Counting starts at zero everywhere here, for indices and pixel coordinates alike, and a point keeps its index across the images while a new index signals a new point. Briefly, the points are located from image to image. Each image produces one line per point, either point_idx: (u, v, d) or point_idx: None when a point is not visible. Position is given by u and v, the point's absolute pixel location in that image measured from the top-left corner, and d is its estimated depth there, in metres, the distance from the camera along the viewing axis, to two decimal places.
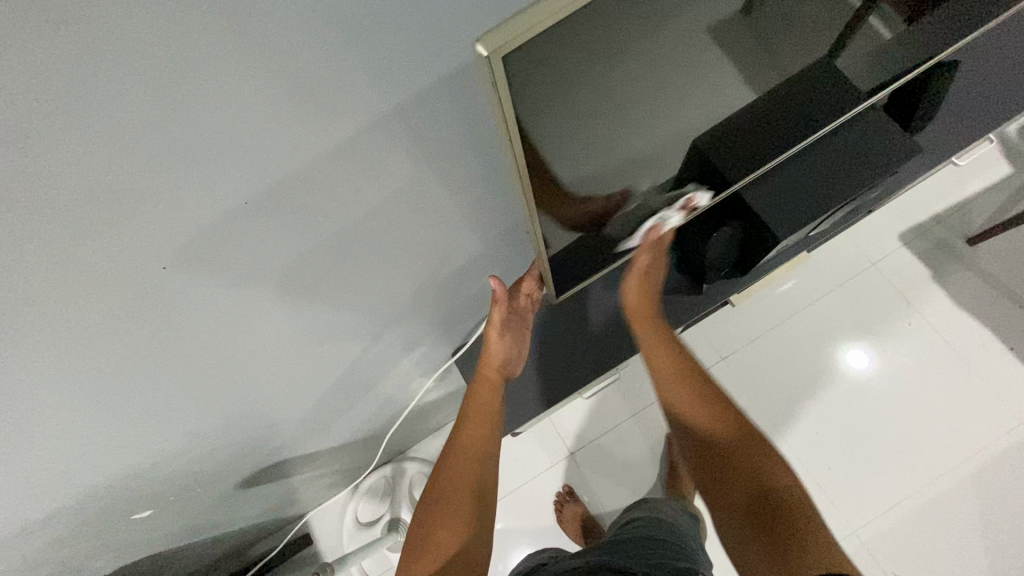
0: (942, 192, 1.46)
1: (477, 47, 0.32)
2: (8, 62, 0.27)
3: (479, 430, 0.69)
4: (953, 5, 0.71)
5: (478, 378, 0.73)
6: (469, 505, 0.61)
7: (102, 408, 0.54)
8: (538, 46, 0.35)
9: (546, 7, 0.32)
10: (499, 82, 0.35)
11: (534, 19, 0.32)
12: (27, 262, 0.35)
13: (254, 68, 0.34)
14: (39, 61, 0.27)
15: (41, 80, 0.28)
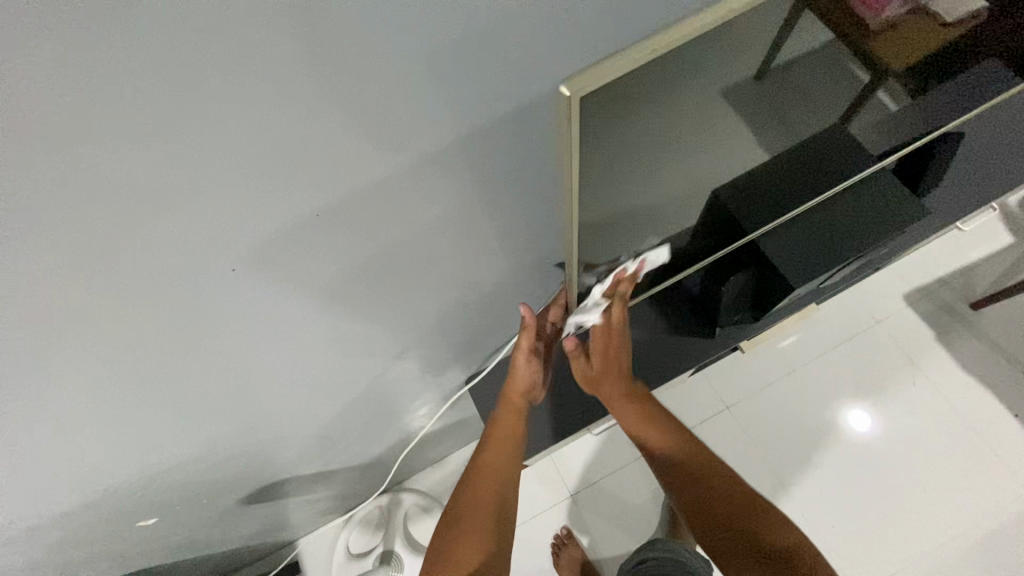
0: (947, 256, 1.50)
1: (560, 88, 0.37)
2: (128, 69, 0.30)
3: (501, 451, 0.70)
4: (957, 83, 0.77)
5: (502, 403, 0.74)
6: (489, 524, 0.62)
7: (132, 405, 0.55)
8: (604, 93, 0.40)
9: (617, 61, 0.37)
10: (566, 120, 0.40)
11: (607, 69, 0.37)
12: (104, 250, 0.38)
13: (333, 93, 0.38)
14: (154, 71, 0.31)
15: (153, 86, 0.32)
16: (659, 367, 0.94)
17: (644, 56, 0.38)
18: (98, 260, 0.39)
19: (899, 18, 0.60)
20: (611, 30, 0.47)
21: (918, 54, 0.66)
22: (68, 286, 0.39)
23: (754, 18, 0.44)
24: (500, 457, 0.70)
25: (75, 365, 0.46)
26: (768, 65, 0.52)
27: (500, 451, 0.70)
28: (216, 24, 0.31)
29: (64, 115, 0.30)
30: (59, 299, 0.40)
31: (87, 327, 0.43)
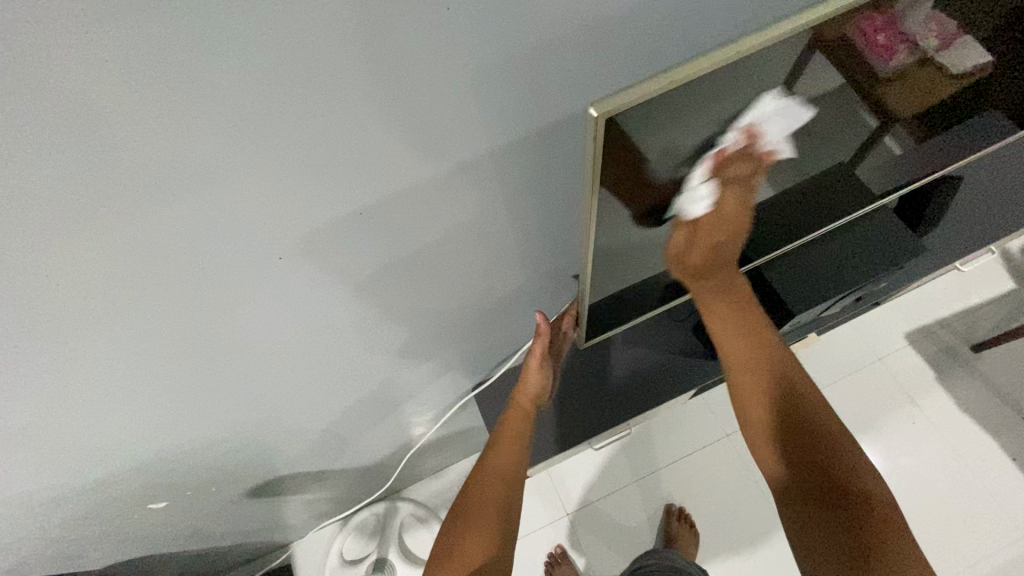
0: (948, 298, 1.53)
1: (589, 110, 0.41)
2: (207, 71, 0.34)
3: (507, 453, 0.72)
4: (959, 130, 0.81)
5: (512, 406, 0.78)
6: (495, 522, 0.65)
7: (160, 384, 0.58)
8: (627, 117, 0.44)
9: (640, 88, 0.42)
10: (590, 142, 0.44)
11: (631, 94, 0.42)
12: (160, 233, 0.42)
13: (379, 103, 0.42)
14: (228, 75, 0.35)
15: (226, 88, 0.35)
16: (659, 385, 0.97)
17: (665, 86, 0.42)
18: (153, 239, 0.42)
19: (908, 67, 0.63)
20: (635, 58, 0.51)
21: (923, 102, 0.71)
22: (121, 261, 0.42)
23: (767, 60, 0.48)
24: (506, 457, 0.72)
25: (115, 337, 0.49)
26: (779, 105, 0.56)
27: (506, 451, 0.72)
28: (286, 36, 0.35)
29: (147, 105, 0.34)
30: (113, 272, 0.43)
31: (132, 301, 0.46)
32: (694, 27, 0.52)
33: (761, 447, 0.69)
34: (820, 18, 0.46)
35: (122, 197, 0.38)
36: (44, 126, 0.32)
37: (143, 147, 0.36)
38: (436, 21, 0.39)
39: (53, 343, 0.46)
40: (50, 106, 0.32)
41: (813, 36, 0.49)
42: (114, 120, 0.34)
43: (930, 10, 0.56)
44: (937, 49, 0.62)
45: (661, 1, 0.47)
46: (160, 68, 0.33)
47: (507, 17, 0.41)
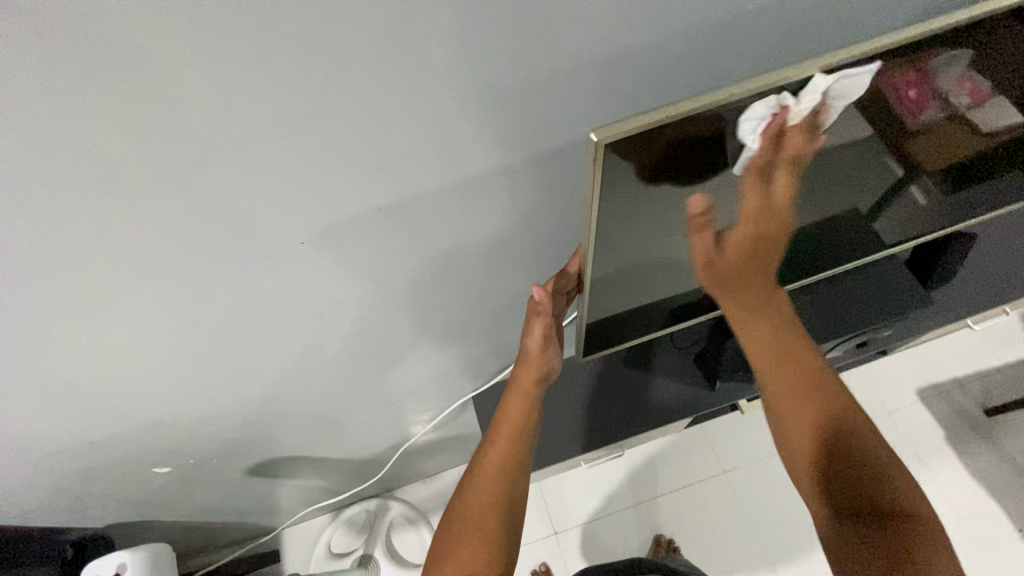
0: (963, 358, 1.50)
1: (591, 135, 0.44)
2: (259, 70, 0.39)
3: (506, 446, 0.71)
4: (982, 189, 0.82)
5: (511, 392, 0.76)
6: (493, 521, 0.66)
7: (180, 350, 0.63)
8: (633, 144, 0.47)
9: (644, 117, 0.44)
10: (596, 163, 0.47)
11: (635, 123, 0.44)
12: (198, 209, 0.47)
13: (408, 112, 0.46)
14: (275, 74, 0.40)
15: (272, 85, 0.40)
16: (656, 409, 0.98)
17: (668, 117, 0.45)
18: (192, 210, 0.46)
19: (938, 122, 0.64)
20: (654, 86, 0.55)
21: (947, 159, 0.72)
22: (162, 225, 0.47)
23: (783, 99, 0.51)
24: (505, 450, 0.71)
25: (146, 298, 0.53)
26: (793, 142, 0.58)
27: (504, 446, 0.71)
28: (329, 45, 0.39)
29: (201, 85, 0.38)
30: (153, 235, 0.47)
31: (167, 266, 0.51)
32: (712, 62, 0.55)
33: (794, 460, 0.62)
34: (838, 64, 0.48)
35: (169, 166, 0.42)
36: (112, 96, 0.37)
37: (194, 123, 0.40)
38: (468, 35, 0.43)
39: (92, 296, 0.50)
40: (119, 78, 0.36)
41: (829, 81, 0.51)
42: (172, 96, 0.38)
43: (964, 69, 0.58)
44: (970, 106, 0.63)
45: (677, 42, 0.51)
46: (219, 58, 0.37)
47: (534, 37, 0.45)
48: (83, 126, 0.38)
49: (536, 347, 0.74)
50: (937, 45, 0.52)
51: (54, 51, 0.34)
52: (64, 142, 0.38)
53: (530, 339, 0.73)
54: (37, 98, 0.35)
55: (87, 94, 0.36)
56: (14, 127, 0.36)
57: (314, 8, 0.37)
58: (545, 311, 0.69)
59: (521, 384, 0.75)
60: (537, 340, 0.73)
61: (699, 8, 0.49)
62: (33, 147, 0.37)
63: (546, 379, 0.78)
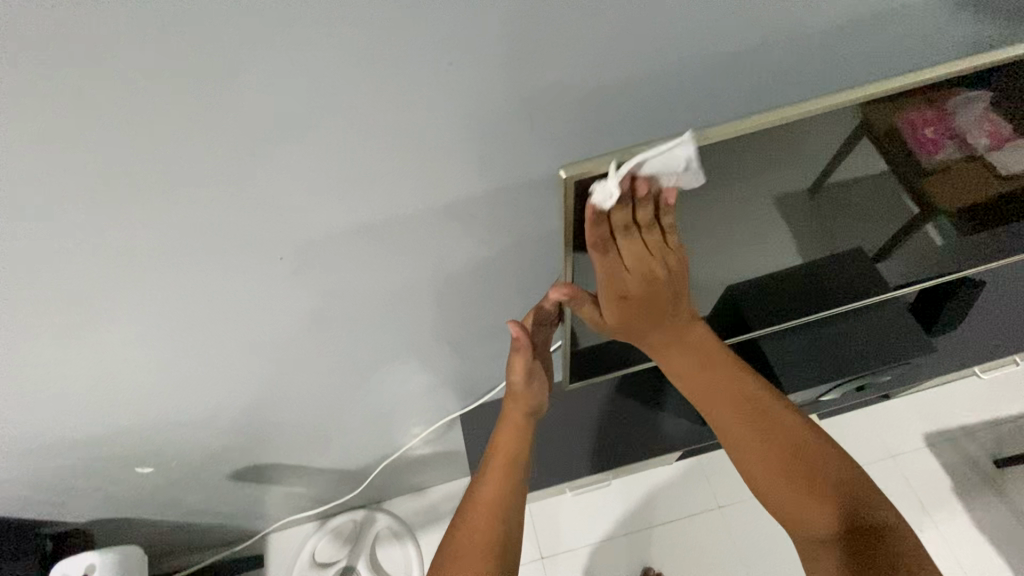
0: (974, 406, 1.45)
1: (559, 171, 0.44)
2: (242, 88, 0.39)
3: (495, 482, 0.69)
4: (993, 234, 0.79)
5: (499, 428, 0.75)
6: (484, 558, 0.63)
7: (163, 354, 0.63)
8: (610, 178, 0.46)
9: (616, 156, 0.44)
10: (569, 198, 0.46)
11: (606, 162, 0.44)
12: (182, 218, 0.47)
13: (392, 133, 0.46)
14: (256, 92, 0.40)
15: (254, 102, 0.40)
16: (644, 441, 0.96)
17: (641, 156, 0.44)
18: (173, 219, 0.47)
19: (955, 163, 0.63)
20: (644, 112, 0.54)
21: (955, 203, 0.70)
22: (137, 231, 0.47)
23: (765, 140, 0.50)
24: (494, 485, 0.69)
25: (121, 300, 0.53)
26: (778, 183, 0.58)
27: (494, 483, 0.69)
28: (309, 67, 0.40)
29: (168, 90, 0.38)
30: (129, 239, 0.47)
31: (141, 270, 0.50)
32: (704, 92, 0.54)
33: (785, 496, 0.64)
34: (819, 108, 0.48)
35: (138, 169, 0.42)
36: (94, 105, 0.37)
37: (176, 133, 0.41)
38: (449, 54, 0.42)
39: (67, 296, 0.50)
40: (100, 88, 0.37)
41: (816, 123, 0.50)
42: (141, 99, 0.38)
43: (986, 112, 0.57)
44: (989, 150, 0.62)
45: (668, 74, 0.51)
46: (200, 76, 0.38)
47: (518, 61, 0.44)
48: (64, 136, 0.38)
49: (521, 381, 0.73)
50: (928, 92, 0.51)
51: (18, 51, 0.33)
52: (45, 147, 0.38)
53: (516, 375, 0.73)
54: (6, 101, 0.35)
55: (67, 100, 0.36)
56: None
57: (295, 28, 0.37)
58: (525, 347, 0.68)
59: (511, 417, 0.75)
60: (520, 375, 0.73)
61: (692, 42, 0.48)
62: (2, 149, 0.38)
63: (536, 411, 0.77)
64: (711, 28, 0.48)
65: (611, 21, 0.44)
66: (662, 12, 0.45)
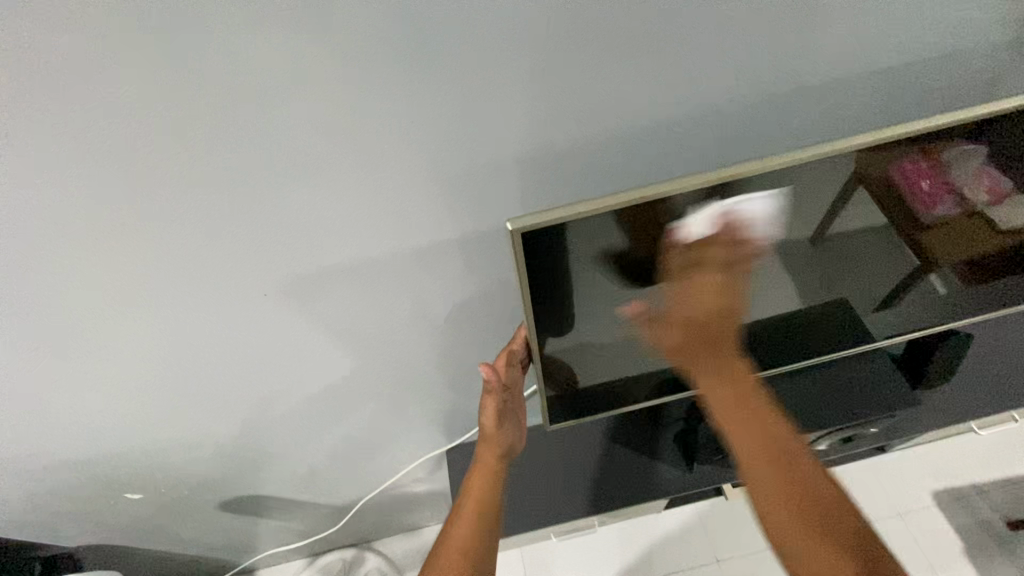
0: (987, 463, 1.40)
1: (507, 223, 0.49)
2: (233, 139, 0.45)
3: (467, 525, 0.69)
4: (976, 288, 0.80)
5: (473, 471, 0.76)
6: None
7: (156, 381, 0.66)
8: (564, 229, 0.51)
9: (555, 210, 0.49)
10: (520, 247, 0.51)
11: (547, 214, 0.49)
12: (177, 253, 0.52)
13: (370, 182, 0.51)
14: (246, 144, 0.45)
15: (242, 151, 0.46)
16: (627, 487, 0.95)
17: (580, 209, 0.49)
18: (174, 254, 0.52)
19: (955, 218, 0.67)
20: (610, 168, 0.57)
21: (935, 256, 0.72)
22: (138, 264, 0.51)
23: (713, 199, 0.54)
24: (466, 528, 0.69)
25: (119, 328, 0.57)
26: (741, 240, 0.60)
27: (466, 526, 0.69)
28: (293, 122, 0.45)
29: (169, 141, 0.44)
30: (129, 271, 0.52)
31: (132, 298, 0.55)
32: (668, 153, 0.58)
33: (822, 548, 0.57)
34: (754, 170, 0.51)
35: (128, 206, 0.47)
36: (104, 153, 0.43)
37: (174, 178, 0.46)
38: (416, 115, 0.47)
39: (63, 322, 0.54)
40: (110, 139, 0.42)
41: (763, 181, 0.53)
42: (145, 149, 0.44)
43: (981, 163, 0.60)
44: (988, 204, 0.66)
45: (632, 136, 0.54)
46: (196, 129, 0.43)
47: (478, 118, 0.48)
48: (78, 178, 0.44)
49: (491, 426, 0.75)
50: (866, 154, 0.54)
51: (43, 108, 0.40)
52: (60, 188, 0.44)
53: (486, 419, 0.75)
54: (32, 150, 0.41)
55: (81, 148, 0.42)
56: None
57: (280, 92, 0.43)
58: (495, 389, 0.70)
59: (482, 463, 0.76)
60: (491, 418, 0.74)
61: (652, 108, 0.52)
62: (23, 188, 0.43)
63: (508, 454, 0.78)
64: (667, 96, 0.52)
65: (564, 85, 0.48)
66: (614, 78, 0.49)
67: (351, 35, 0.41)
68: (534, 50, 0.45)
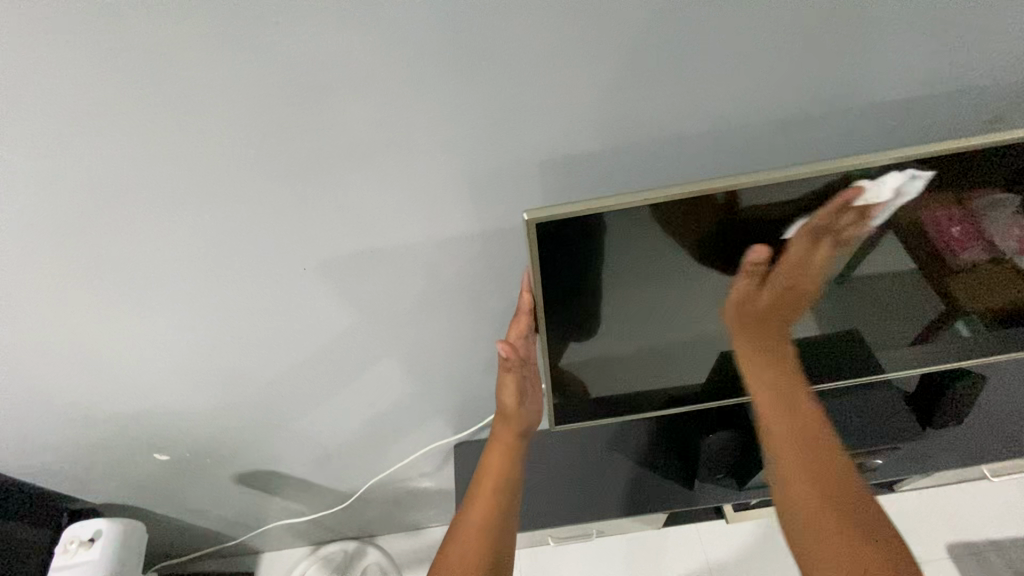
0: (1009, 519, 1.35)
1: (525, 214, 0.52)
2: (282, 126, 0.50)
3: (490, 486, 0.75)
4: (997, 330, 0.80)
5: (496, 438, 0.79)
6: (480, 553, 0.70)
7: (192, 346, 0.72)
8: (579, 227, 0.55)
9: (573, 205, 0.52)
10: (534, 238, 0.54)
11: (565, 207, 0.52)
12: (226, 226, 0.57)
13: (401, 174, 0.56)
14: (294, 131, 0.50)
15: (290, 139, 0.51)
16: (627, 495, 0.97)
17: (597, 205, 0.52)
18: (222, 227, 0.57)
19: (982, 264, 0.69)
20: (627, 176, 0.60)
21: (958, 294, 0.73)
22: (190, 233, 0.57)
23: (726, 207, 0.56)
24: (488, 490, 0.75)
25: (167, 290, 0.63)
26: (746, 258, 0.63)
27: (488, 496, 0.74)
28: (337, 116, 0.50)
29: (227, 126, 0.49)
30: (182, 239, 0.58)
31: (184, 266, 0.61)
32: (684, 167, 0.61)
33: (795, 489, 0.63)
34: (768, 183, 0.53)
35: (188, 180, 0.52)
36: (168, 133, 0.48)
37: (228, 158, 0.51)
38: (448, 116, 0.51)
39: (121, 282, 0.61)
40: (176, 121, 0.48)
41: (774, 195, 0.55)
42: (205, 131, 0.49)
43: (1013, 214, 0.63)
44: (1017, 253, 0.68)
45: (650, 148, 0.58)
46: (250, 116, 0.48)
47: (504, 119, 0.52)
48: (146, 153, 0.49)
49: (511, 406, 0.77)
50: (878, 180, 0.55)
51: (120, 91, 0.45)
52: (130, 161, 0.50)
53: (506, 395, 0.77)
54: (110, 127, 0.47)
55: (150, 127, 0.48)
56: (70, 139, 0.47)
57: (326, 88, 0.47)
58: (514, 365, 0.72)
59: (500, 438, 0.79)
60: (512, 396, 0.77)
61: (669, 123, 0.56)
62: (101, 159, 0.49)
63: (526, 434, 0.81)
64: (687, 112, 0.55)
65: (586, 93, 0.51)
66: (634, 93, 0.52)
67: (392, 39, 0.45)
68: (560, 63, 0.49)
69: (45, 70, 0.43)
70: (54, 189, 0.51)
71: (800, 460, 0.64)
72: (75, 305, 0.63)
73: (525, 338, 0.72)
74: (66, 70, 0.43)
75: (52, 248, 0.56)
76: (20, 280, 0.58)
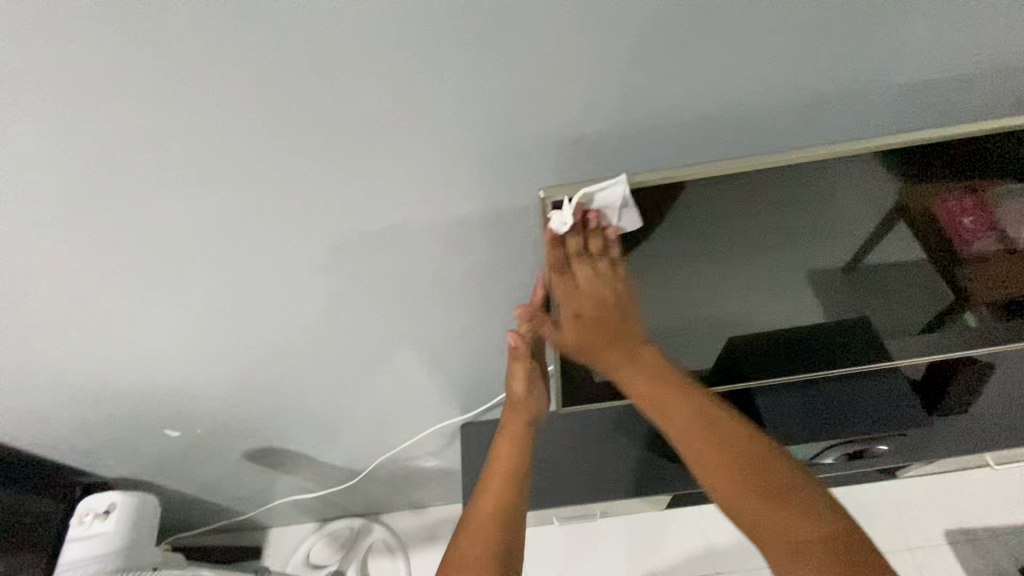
0: (1007, 508, 1.36)
1: (540, 191, 0.52)
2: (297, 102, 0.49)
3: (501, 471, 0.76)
4: (1008, 320, 0.80)
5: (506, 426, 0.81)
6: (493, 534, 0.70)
7: (204, 323, 0.72)
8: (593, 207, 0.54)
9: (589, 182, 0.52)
10: (549, 216, 0.55)
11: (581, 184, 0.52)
12: (238, 203, 0.57)
13: (415, 153, 0.55)
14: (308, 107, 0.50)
15: (305, 115, 0.50)
16: (632, 476, 0.98)
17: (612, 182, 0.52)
18: (234, 204, 0.57)
19: (994, 254, 0.68)
20: (641, 158, 0.60)
21: (970, 284, 0.72)
22: (203, 210, 0.57)
23: (741, 187, 0.56)
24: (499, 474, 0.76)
25: (179, 267, 0.63)
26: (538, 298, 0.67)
27: (499, 478, 0.75)
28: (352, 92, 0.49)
29: (243, 101, 0.48)
30: (195, 216, 0.58)
31: (196, 242, 0.61)
32: (700, 149, 0.60)
33: (716, 474, 0.64)
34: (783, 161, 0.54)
35: (202, 156, 0.52)
36: (184, 107, 0.48)
37: (241, 134, 0.51)
38: (464, 94, 0.50)
39: (133, 257, 0.61)
40: (192, 96, 0.47)
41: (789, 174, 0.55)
42: (221, 106, 0.48)
43: None
44: None
45: (666, 129, 0.57)
46: (266, 91, 0.48)
47: (519, 98, 0.52)
48: (161, 127, 0.49)
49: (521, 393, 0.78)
50: (895, 160, 0.55)
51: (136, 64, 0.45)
52: (145, 135, 0.50)
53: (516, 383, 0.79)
54: (126, 99, 0.47)
55: (165, 100, 0.47)
56: (88, 111, 0.47)
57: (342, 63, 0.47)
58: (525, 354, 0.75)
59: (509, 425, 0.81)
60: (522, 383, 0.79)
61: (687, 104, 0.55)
62: (116, 133, 0.49)
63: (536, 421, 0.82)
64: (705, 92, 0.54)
65: (603, 73, 0.51)
66: (652, 72, 0.52)
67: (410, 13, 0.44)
68: (579, 40, 0.48)
69: (61, 36, 0.42)
70: (69, 162, 0.51)
71: (710, 444, 0.65)
72: (87, 280, 0.63)
73: (534, 328, 0.74)
74: (83, 37, 0.43)
75: (64, 220, 0.55)
76: (33, 254, 0.58)
